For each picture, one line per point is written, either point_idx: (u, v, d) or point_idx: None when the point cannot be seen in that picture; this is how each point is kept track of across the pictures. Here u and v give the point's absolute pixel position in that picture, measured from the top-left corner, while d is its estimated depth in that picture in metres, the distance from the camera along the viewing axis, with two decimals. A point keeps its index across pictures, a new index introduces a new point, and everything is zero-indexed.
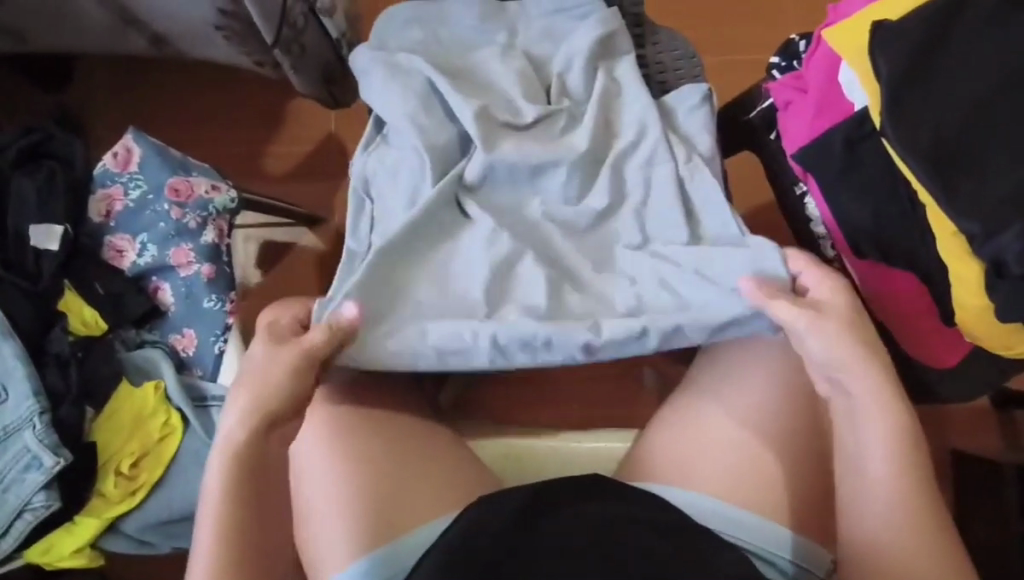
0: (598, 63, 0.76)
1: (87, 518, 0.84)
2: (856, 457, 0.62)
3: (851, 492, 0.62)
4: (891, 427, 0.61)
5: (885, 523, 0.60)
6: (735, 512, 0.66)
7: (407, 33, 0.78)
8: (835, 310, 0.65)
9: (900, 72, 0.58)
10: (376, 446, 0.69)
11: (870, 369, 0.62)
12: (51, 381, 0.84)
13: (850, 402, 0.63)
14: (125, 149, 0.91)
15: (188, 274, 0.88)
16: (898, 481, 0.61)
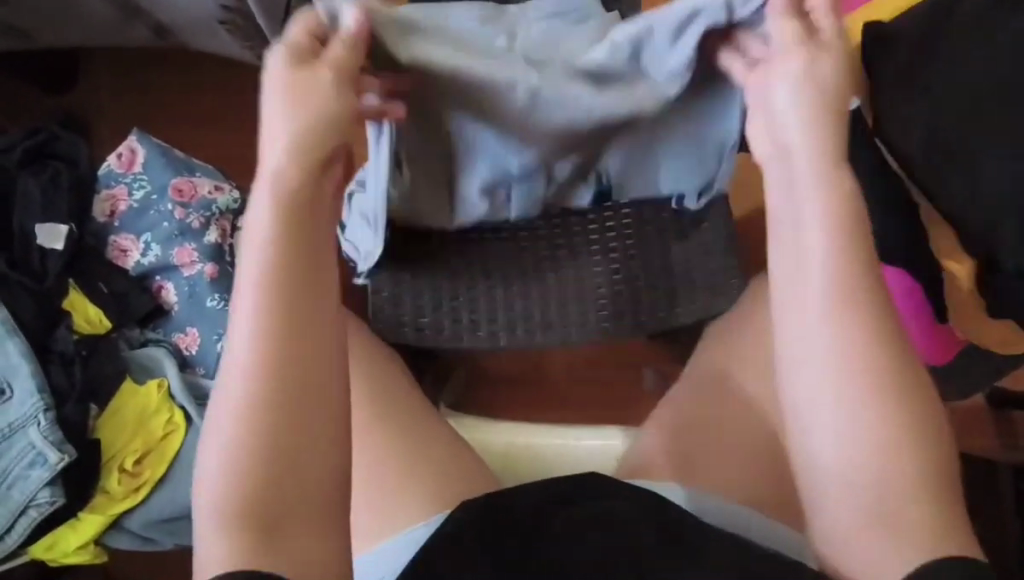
0: None
1: (91, 515, 0.85)
2: (808, 415, 0.49)
3: (810, 464, 0.49)
4: (860, 372, 0.48)
5: (841, 499, 0.48)
6: (713, 504, 0.66)
7: None
8: (827, 219, 0.50)
9: (890, 73, 0.61)
10: (378, 440, 0.70)
11: (846, 290, 0.49)
12: (56, 379, 0.85)
13: (807, 341, 0.49)
14: (129, 150, 0.93)
15: (191, 273, 0.90)
16: (874, 444, 0.47)
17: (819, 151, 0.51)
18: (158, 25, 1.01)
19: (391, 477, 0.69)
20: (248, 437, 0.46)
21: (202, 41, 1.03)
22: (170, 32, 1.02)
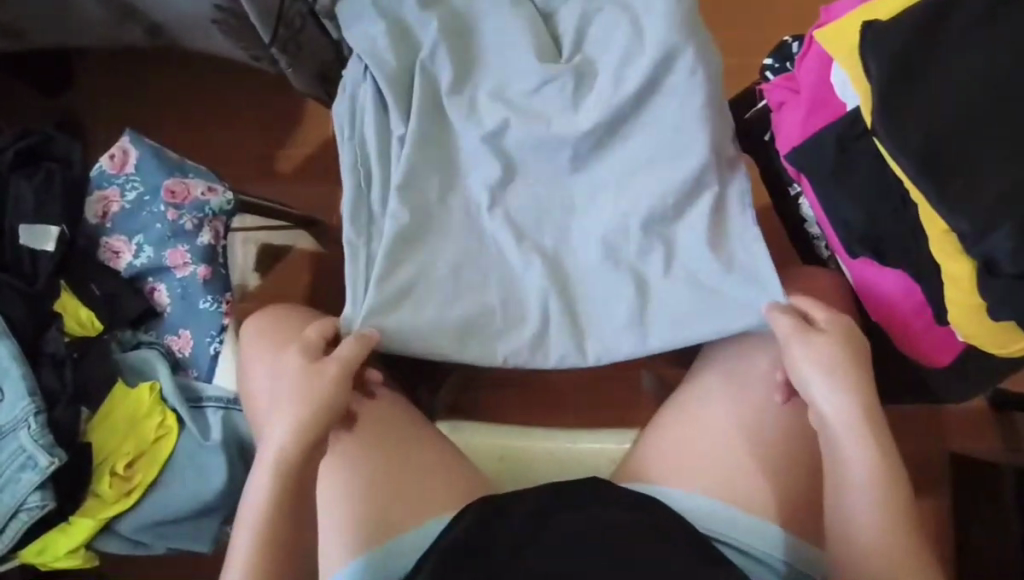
0: (579, 51, 0.77)
1: (83, 519, 0.84)
2: (839, 488, 0.66)
3: (838, 527, 0.65)
4: (870, 450, 0.65)
5: (847, 536, 0.65)
6: (711, 506, 0.70)
7: (375, 23, 0.78)
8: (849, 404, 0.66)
9: (891, 67, 0.58)
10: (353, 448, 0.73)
11: (851, 397, 0.66)
12: (47, 381, 0.84)
13: (831, 436, 0.66)
14: (122, 151, 0.92)
15: (185, 274, 0.89)
16: (879, 503, 0.64)
17: (850, 415, 0.66)
18: (153, 26, 1.01)
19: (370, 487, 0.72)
20: (257, 555, 0.65)
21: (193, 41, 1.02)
22: (165, 32, 1.02)
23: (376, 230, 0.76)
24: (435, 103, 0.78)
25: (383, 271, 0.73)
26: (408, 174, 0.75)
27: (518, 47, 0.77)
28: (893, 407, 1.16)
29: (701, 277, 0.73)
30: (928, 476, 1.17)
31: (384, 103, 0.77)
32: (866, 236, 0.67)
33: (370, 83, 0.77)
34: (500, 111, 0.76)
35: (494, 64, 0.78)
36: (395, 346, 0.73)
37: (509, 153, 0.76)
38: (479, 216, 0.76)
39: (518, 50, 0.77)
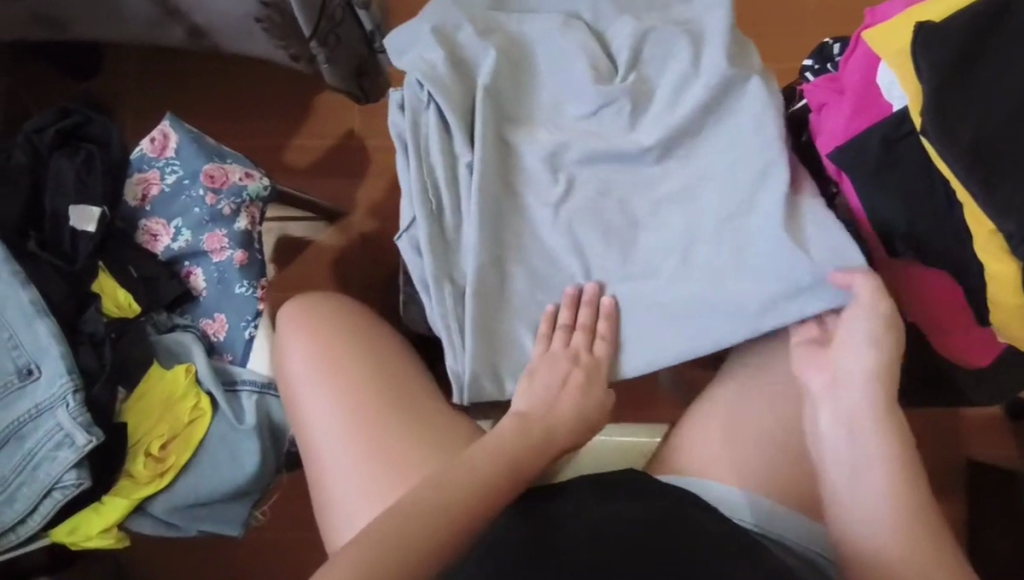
0: (633, 66, 0.78)
1: (116, 499, 0.85)
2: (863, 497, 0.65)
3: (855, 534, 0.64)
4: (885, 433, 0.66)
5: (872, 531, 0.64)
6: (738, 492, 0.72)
7: (426, 38, 0.79)
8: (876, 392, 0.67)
9: (945, 68, 0.59)
10: (389, 431, 0.78)
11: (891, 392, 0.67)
12: (85, 360, 0.85)
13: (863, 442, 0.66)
14: (162, 135, 0.92)
15: (221, 259, 0.90)
16: (899, 497, 0.64)
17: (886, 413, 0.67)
18: (194, 29, 1.02)
19: (411, 472, 0.76)
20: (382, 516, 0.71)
21: (237, 50, 1.03)
22: (206, 36, 1.03)
23: (452, 258, 0.78)
24: (495, 121, 0.78)
25: (478, 308, 0.76)
26: (482, 199, 0.76)
27: (575, 69, 0.78)
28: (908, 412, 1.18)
29: (790, 275, 0.70)
30: (943, 481, 1.18)
31: (445, 127, 0.78)
32: (908, 236, 0.67)
33: (433, 107, 0.78)
34: (556, 133, 0.78)
35: (549, 84, 0.80)
36: (490, 381, 0.77)
37: (569, 175, 0.77)
38: (541, 235, 0.78)
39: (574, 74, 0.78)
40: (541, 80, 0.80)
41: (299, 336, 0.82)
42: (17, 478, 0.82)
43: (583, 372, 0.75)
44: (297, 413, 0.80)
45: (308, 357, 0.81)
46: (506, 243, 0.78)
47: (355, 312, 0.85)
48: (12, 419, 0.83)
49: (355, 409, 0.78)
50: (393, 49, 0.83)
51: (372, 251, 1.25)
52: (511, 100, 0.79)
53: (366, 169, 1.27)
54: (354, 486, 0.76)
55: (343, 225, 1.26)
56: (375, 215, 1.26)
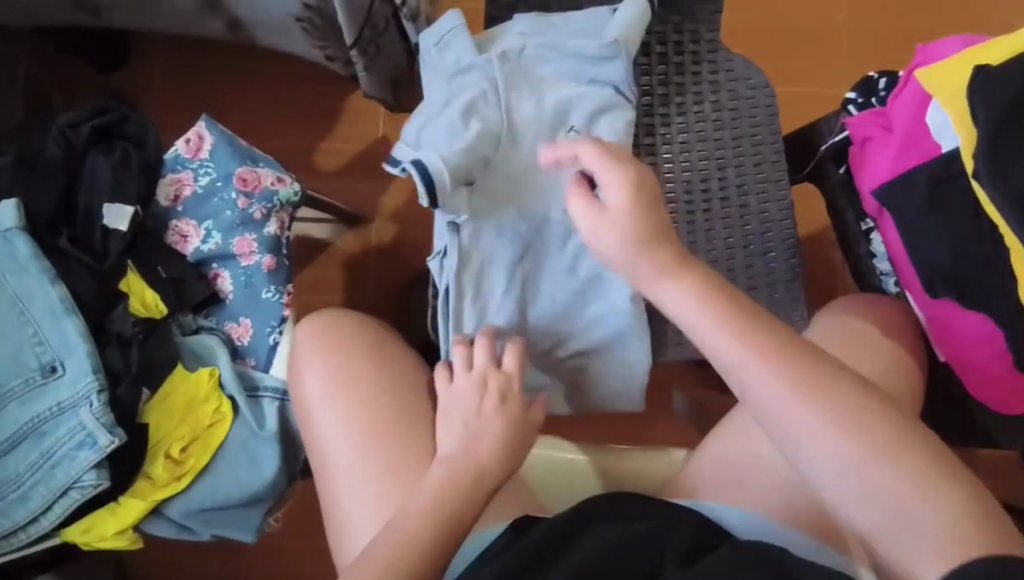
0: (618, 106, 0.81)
1: (132, 501, 0.84)
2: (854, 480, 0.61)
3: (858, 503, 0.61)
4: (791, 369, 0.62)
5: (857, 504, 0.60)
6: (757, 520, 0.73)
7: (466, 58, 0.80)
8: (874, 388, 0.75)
9: (1003, 115, 0.59)
10: (404, 443, 0.77)
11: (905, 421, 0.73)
12: (112, 360, 0.85)
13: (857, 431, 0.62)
14: (197, 136, 0.92)
15: (250, 263, 0.90)
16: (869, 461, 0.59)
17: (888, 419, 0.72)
18: (231, 22, 1.02)
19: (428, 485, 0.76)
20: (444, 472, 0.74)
21: (273, 39, 1.04)
22: (243, 29, 1.03)
23: (478, 270, 0.78)
24: (518, 144, 0.80)
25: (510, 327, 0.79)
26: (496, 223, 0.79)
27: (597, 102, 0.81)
28: None
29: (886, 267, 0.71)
30: None
31: (484, 138, 0.77)
32: (949, 278, 0.67)
33: (469, 118, 0.77)
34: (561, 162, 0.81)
35: (574, 104, 0.82)
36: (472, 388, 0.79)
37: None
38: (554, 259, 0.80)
39: (601, 104, 0.82)
40: (568, 102, 0.82)
41: (317, 350, 0.82)
42: (34, 475, 0.82)
43: (494, 393, 0.74)
44: (311, 423, 0.80)
45: (327, 370, 0.81)
46: (534, 257, 0.80)
47: (377, 326, 0.85)
48: (32, 416, 0.82)
49: (369, 422, 0.78)
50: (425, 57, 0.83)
51: (391, 259, 1.25)
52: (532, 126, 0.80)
53: (391, 175, 1.27)
54: (364, 493, 0.76)
55: (364, 231, 1.26)
56: (397, 223, 1.26)
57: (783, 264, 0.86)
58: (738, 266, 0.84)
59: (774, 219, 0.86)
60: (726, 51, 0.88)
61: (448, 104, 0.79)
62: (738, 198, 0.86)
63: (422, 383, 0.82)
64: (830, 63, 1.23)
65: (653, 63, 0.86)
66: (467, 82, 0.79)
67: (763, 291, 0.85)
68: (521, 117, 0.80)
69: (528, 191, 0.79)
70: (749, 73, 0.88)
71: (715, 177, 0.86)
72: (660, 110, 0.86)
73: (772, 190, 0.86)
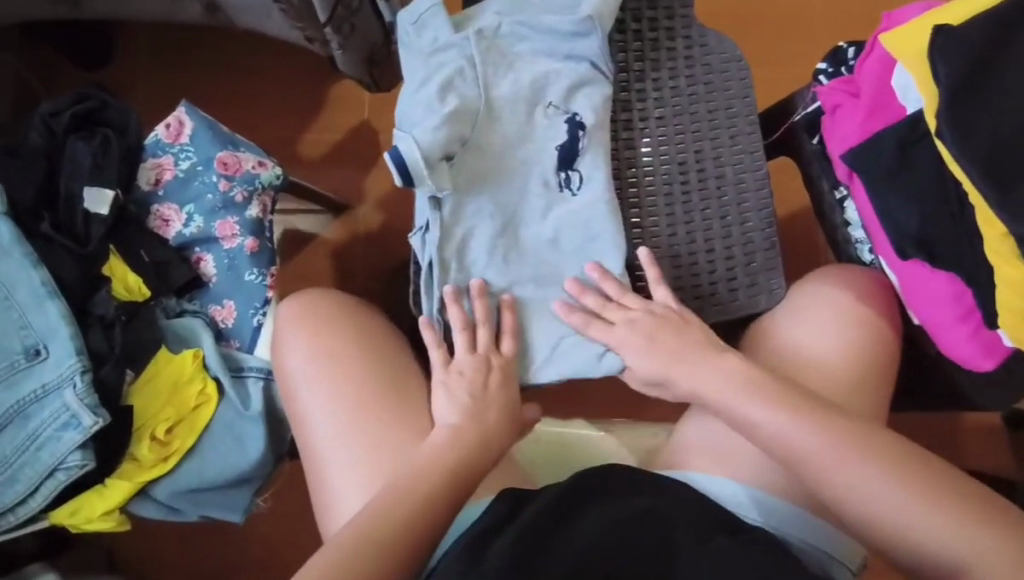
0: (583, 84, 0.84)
1: (119, 482, 0.84)
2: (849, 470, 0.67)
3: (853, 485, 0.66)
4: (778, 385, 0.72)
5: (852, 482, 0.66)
6: (740, 491, 0.73)
7: (440, 34, 0.81)
8: (845, 353, 0.77)
9: (960, 72, 0.60)
10: (393, 420, 0.78)
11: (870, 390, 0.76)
12: (95, 343, 0.86)
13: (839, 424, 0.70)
14: (177, 121, 0.93)
15: (232, 246, 0.91)
16: (845, 452, 0.67)
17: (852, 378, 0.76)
18: (211, 3, 1.04)
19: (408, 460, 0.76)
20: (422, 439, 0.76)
21: (251, 22, 1.05)
22: (222, 10, 1.05)
23: (459, 241, 0.79)
24: (491, 121, 0.81)
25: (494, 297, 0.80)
26: (477, 196, 0.80)
27: (572, 77, 0.83)
28: (907, 417, 1.18)
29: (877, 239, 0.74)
30: None
31: (462, 114, 0.79)
32: (918, 239, 0.68)
33: (446, 95, 0.79)
34: (534, 139, 0.82)
35: (550, 80, 0.83)
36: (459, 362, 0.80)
37: (582, 173, 0.82)
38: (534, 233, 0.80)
39: (576, 80, 0.83)
40: (545, 78, 0.83)
41: (300, 330, 0.82)
42: (20, 458, 0.82)
43: (498, 372, 0.78)
44: (296, 400, 0.80)
45: (311, 346, 0.81)
46: (514, 228, 0.80)
47: (359, 304, 0.86)
48: (17, 400, 0.83)
49: (351, 400, 0.79)
50: (400, 36, 0.83)
51: (378, 245, 1.26)
52: (508, 102, 0.82)
53: (376, 162, 1.28)
54: (349, 471, 0.76)
55: (350, 220, 1.27)
56: (383, 210, 1.27)
57: (760, 235, 0.85)
58: (717, 238, 0.85)
59: (751, 191, 0.86)
60: (700, 26, 0.89)
61: (426, 80, 0.80)
62: (714, 169, 0.86)
63: (405, 360, 0.82)
64: (808, 42, 1.24)
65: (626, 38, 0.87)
66: (443, 59, 0.81)
67: (741, 260, 0.85)
68: (498, 93, 0.81)
69: (503, 163, 0.81)
70: (722, 47, 0.89)
71: (692, 150, 0.86)
72: (633, 85, 0.87)
73: (748, 162, 0.87)
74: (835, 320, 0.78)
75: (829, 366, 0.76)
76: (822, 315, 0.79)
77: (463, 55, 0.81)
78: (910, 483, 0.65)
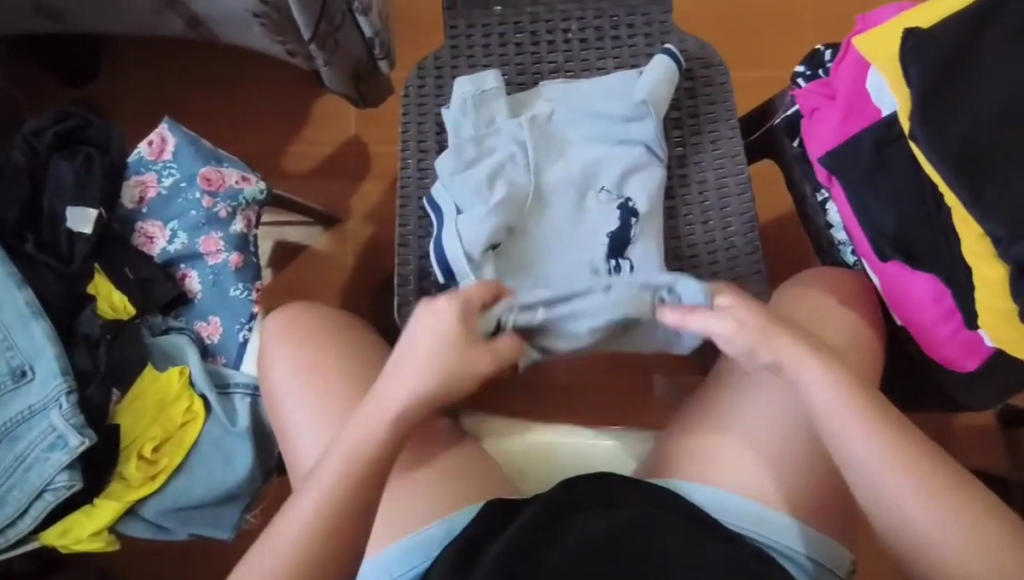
0: (634, 174, 0.83)
1: (107, 502, 0.84)
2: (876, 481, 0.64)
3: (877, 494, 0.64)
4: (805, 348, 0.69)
5: (869, 463, 0.64)
6: (749, 505, 0.70)
7: (487, 113, 0.85)
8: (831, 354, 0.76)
9: (931, 74, 0.60)
10: None
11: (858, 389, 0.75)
12: (80, 362, 0.85)
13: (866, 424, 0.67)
14: (159, 138, 0.93)
15: (217, 261, 0.91)
16: (866, 448, 0.65)
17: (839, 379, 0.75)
18: (193, 18, 1.04)
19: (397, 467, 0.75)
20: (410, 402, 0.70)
21: (232, 37, 1.05)
22: (204, 25, 1.05)
23: None
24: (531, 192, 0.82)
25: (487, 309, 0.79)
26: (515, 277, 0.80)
27: (626, 160, 0.83)
28: (899, 417, 1.18)
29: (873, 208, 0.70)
30: None
31: (510, 200, 0.81)
32: (898, 240, 0.68)
33: (495, 180, 0.82)
34: (577, 219, 0.82)
35: (603, 165, 0.84)
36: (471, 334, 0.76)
37: (633, 262, 0.81)
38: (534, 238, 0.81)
39: (630, 164, 0.83)
40: (596, 165, 0.84)
41: (285, 343, 0.82)
42: (7, 480, 0.82)
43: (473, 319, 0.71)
44: (284, 415, 0.80)
45: (298, 360, 0.81)
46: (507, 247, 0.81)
47: (346, 317, 0.86)
48: (3, 420, 0.83)
49: (337, 412, 0.78)
50: (456, 100, 0.84)
51: (366, 256, 1.26)
52: (544, 171, 0.83)
53: (364, 174, 1.28)
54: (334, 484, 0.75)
55: (339, 232, 1.27)
56: (372, 221, 1.27)
57: (742, 238, 0.85)
58: (700, 244, 0.85)
59: (732, 194, 0.86)
60: (678, 32, 0.90)
61: (475, 162, 0.83)
62: (697, 175, 0.87)
63: None
64: (791, 45, 1.25)
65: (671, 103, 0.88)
66: (496, 143, 0.84)
67: (724, 265, 0.85)
68: (550, 177, 0.83)
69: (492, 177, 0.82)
70: (701, 51, 0.89)
71: (674, 156, 0.87)
72: (678, 155, 0.87)
73: (729, 165, 0.87)
74: (820, 317, 0.78)
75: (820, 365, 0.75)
76: (809, 314, 0.78)
77: (516, 141, 0.84)
78: (928, 486, 0.63)
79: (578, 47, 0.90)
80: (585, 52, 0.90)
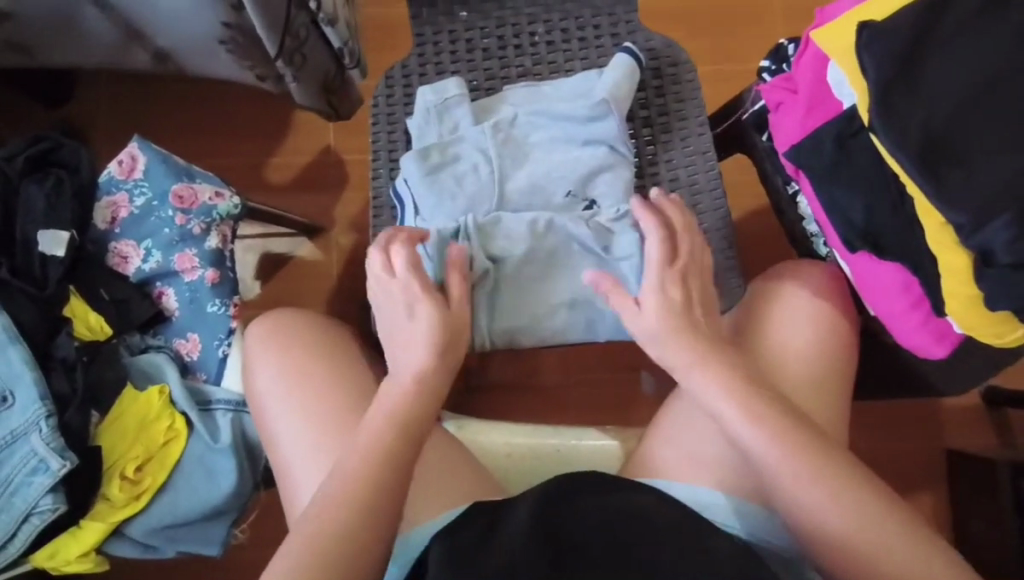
0: (602, 171, 0.83)
1: (92, 524, 0.84)
2: (807, 492, 0.63)
3: (804, 504, 0.63)
4: (703, 357, 0.69)
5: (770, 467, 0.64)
6: (704, 494, 0.71)
7: (449, 120, 0.85)
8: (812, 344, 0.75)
9: (888, 66, 0.61)
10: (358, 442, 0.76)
11: (835, 378, 0.74)
12: (58, 386, 0.85)
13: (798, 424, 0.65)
14: (130, 157, 0.94)
15: (193, 278, 0.91)
16: (796, 455, 0.63)
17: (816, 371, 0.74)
18: (160, 55, 1.04)
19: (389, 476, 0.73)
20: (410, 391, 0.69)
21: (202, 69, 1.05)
22: (172, 62, 1.06)
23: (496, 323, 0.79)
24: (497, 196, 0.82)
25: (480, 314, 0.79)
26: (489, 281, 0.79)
27: (592, 161, 0.83)
28: (888, 402, 1.19)
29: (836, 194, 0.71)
30: (926, 473, 1.18)
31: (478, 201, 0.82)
32: (865, 231, 0.68)
33: (462, 186, 0.82)
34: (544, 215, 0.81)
35: (572, 167, 0.83)
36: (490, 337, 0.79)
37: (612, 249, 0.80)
38: (506, 225, 0.79)
39: (596, 165, 0.83)
40: (563, 165, 0.83)
41: (265, 352, 0.82)
42: None
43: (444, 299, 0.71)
44: (264, 425, 0.79)
45: (277, 371, 0.80)
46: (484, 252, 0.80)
47: (327, 322, 0.86)
48: None
49: (323, 415, 0.78)
50: (419, 110, 0.85)
51: (349, 265, 1.25)
52: (509, 174, 0.83)
53: (343, 183, 1.28)
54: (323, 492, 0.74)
55: (322, 241, 1.26)
56: (353, 229, 1.26)
57: (716, 233, 0.85)
58: None
59: (704, 190, 0.86)
60: (645, 32, 0.90)
61: (439, 169, 0.82)
62: (668, 172, 0.87)
63: (372, 371, 0.82)
64: (765, 34, 1.25)
65: (639, 103, 0.88)
66: (460, 150, 0.83)
67: None
68: (516, 178, 0.83)
69: (458, 184, 0.82)
70: (670, 51, 0.89)
71: (644, 154, 0.87)
72: (648, 155, 0.88)
73: (700, 162, 0.87)
74: (795, 305, 0.77)
75: (797, 349, 0.75)
76: (785, 301, 0.78)
77: (480, 149, 0.83)
78: (859, 497, 0.62)
79: (546, 49, 0.90)
80: (552, 54, 0.90)
